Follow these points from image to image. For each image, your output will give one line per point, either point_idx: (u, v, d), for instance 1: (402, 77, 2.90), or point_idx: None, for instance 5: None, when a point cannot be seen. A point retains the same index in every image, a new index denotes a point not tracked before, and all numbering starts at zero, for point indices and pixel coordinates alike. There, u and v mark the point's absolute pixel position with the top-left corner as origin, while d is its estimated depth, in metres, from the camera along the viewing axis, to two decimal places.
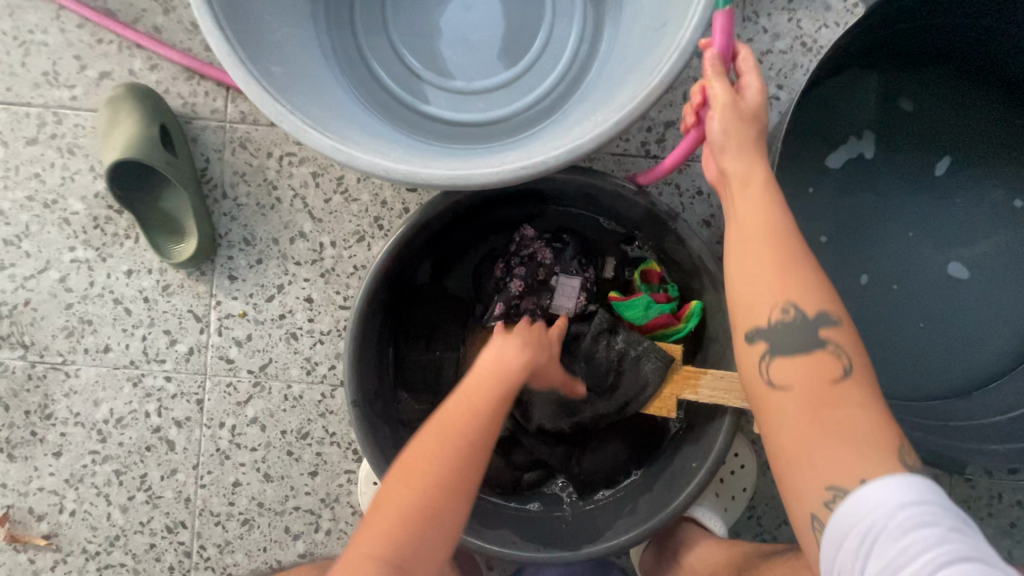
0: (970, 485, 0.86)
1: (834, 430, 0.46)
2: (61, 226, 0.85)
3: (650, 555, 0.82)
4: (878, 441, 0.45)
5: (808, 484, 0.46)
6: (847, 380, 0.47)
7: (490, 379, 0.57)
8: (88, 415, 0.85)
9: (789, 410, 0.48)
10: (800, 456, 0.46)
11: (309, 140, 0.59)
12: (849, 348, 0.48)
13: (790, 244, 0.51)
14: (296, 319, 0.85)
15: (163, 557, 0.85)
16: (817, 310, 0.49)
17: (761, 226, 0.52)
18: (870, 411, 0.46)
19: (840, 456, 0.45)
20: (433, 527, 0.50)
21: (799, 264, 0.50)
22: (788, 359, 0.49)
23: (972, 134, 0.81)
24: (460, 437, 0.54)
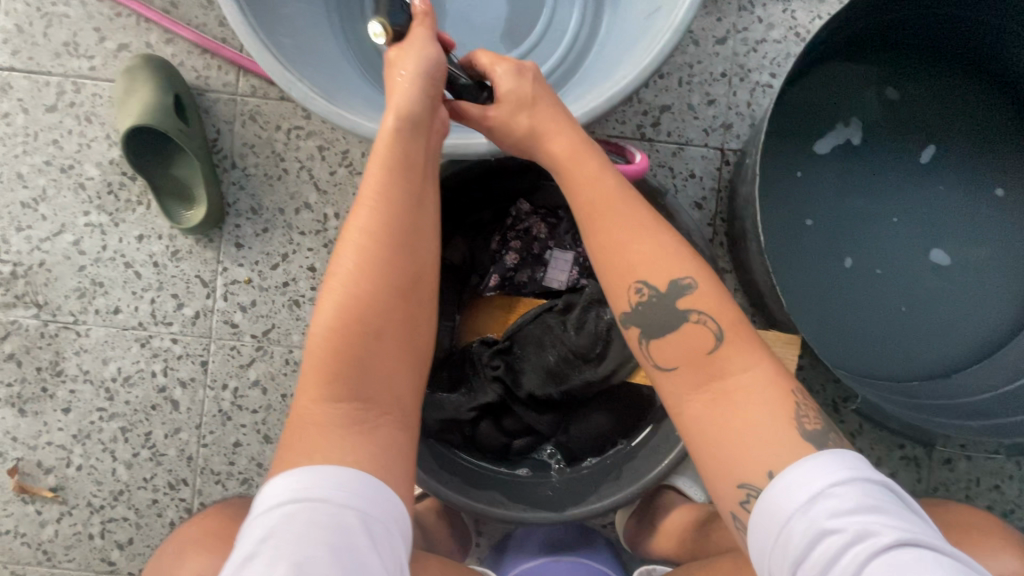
0: (947, 467, 0.89)
1: (728, 409, 0.49)
2: (76, 191, 0.88)
3: (632, 521, 0.86)
4: (766, 402, 0.49)
5: (724, 483, 0.49)
6: (720, 348, 0.51)
7: (370, 227, 0.54)
8: (97, 373, 0.88)
9: (682, 392, 0.52)
10: (705, 445, 0.50)
11: (316, 107, 0.62)
12: (713, 312, 0.52)
13: (634, 219, 0.56)
14: (299, 287, 0.88)
15: (164, 513, 0.88)
16: (669, 284, 0.53)
17: (601, 207, 0.57)
18: (753, 374, 0.50)
19: (750, 448, 0.48)
20: (371, 368, 0.52)
21: (646, 239, 0.55)
22: (662, 341, 0.53)
23: (960, 128, 0.85)
24: (374, 271, 0.53)
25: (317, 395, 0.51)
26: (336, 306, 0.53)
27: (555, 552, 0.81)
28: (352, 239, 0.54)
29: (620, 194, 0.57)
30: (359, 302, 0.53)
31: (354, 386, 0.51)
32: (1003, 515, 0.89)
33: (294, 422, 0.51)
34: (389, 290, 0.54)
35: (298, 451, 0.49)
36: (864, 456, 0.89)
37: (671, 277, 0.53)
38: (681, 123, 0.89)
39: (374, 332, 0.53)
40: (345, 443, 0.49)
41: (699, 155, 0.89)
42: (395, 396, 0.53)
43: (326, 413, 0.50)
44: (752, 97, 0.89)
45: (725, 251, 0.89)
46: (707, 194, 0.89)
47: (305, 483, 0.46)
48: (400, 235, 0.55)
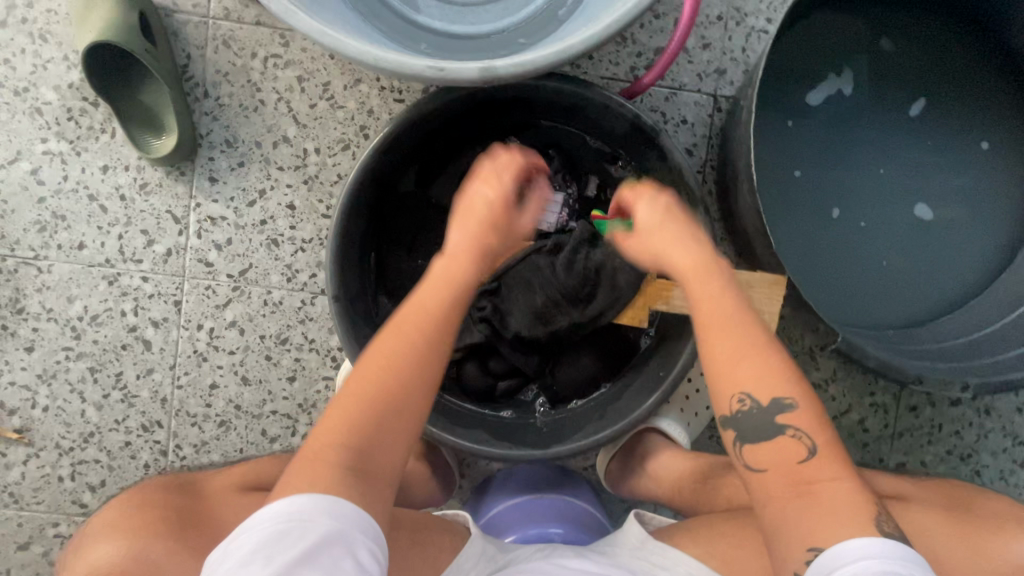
0: (911, 413, 0.94)
1: (809, 497, 0.50)
2: (32, 116, 0.82)
3: (616, 464, 0.85)
4: (847, 499, 0.50)
5: (789, 544, 0.49)
6: (811, 458, 0.52)
7: (427, 317, 0.59)
8: (61, 311, 0.84)
9: (769, 484, 0.52)
10: (778, 523, 0.51)
11: (296, 22, 0.58)
12: (811, 430, 0.52)
13: (753, 338, 0.56)
14: (277, 225, 0.84)
15: (138, 455, 0.85)
16: (772, 399, 0.53)
17: (719, 320, 0.57)
18: (841, 484, 0.51)
19: (815, 527, 0.49)
20: (384, 438, 0.53)
21: (756, 356, 0.55)
22: (756, 446, 0.53)
23: (952, 80, 0.85)
24: (417, 353, 0.57)
25: (332, 436, 0.52)
26: (371, 369, 0.55)
27: (536, 491, 0.82)
28: (409, 318, 0.59)
29: (756, 342, 0.55)
30: (394, 375, 0.55)
31: (362, 442, 0.53)
32: (960, 460, 0.94)
33: (307, 455, 0.52)
34: (417, 375, 0.56)
35: (307, 471, 0.50)
36: (836, 403, 0.93)
37: (776, 391, 0.53)
38: (676, 67, 0.87)
39: (396, 402, 0.54)
40: (333, 481, 0.50)
41: (692, 101, 0.88)
42: (392, 471, 0.54)
43: (335, 454, 0.51)
44: (747, 42, 0.87)
45: (713, 199, 0.89)
46: (698, 141, 0.88)
47: (287, 508, 0.48)
48: (447, 329, 0.59)
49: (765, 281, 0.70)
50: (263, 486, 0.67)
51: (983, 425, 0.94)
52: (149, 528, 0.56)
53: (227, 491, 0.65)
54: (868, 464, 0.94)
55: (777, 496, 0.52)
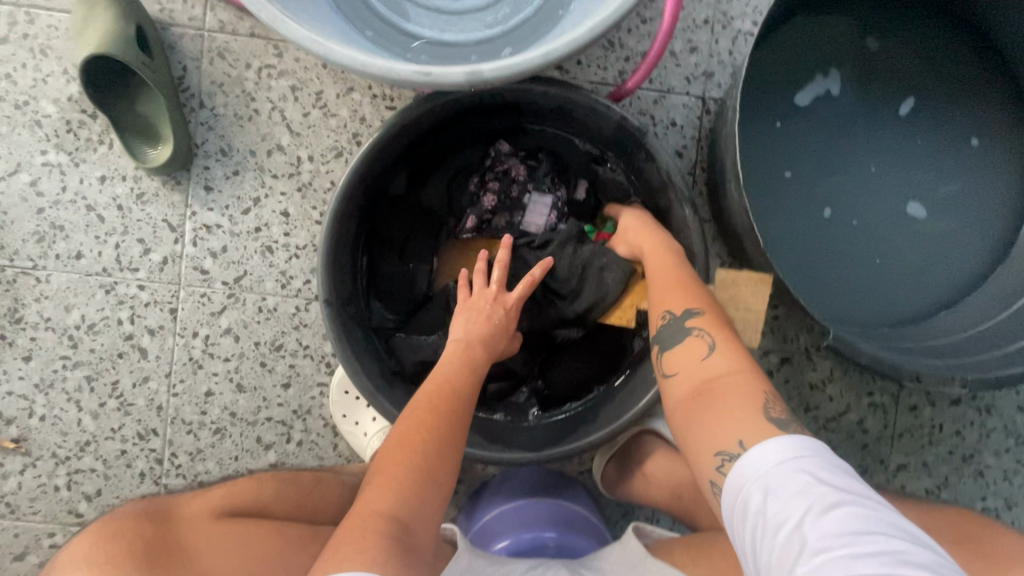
0: (911, 413, 0.93)
1: (713, 394, 0.51)
2: (32, 129, 0.84)
3: (613, 466, 0.85)
4: (741, 393, 0.50)
5: (701, 451, 0.49)
6: (714, 354, 0.54)
7: (449, 378, 0.65)
8: (59, 321, 0.85)
9: (681, 391, 0.54)
10: (687, 426, 0.51)
11: (285, 31, 0.59)
12: (717, 333, 0.55)
13: (679, 274, 0.62)
14: (271, 232, 0.85)
15: (134, 463, 0.85)
16: (684, 307, 0.58)
17: (669, 282, 0.62)
18: (739, 378, 0.51)
19: (719, 419, 0.49)
20: (418, 494, 0.54)
21: (676, 282, 0.61)
22: (672, 351, 0.57)
23: (940, 78, 0.85)
24: (443, 411, 0.61)
25: (375, 505, 0.52)
26: (400, 434, 0.59)
27: (531, 494, 0.81)
28: (433, 382, 0.65)
29: (682, 275, 0.62)
30: (425, 434, 0.59)
31: (402, 510, 0.52)
32: (962, 460, 0.93)
33: (344, 529, 0.51)
34: (445, 433, 0.59)
35: (347, 547, 0.49)
36: (834, 403, 0.92)
37: (688, 301, 0.58)
38: (663, 70, 0.88)
39: (425, 458, 0.57)
40: (380, 549, 0.48)
41: (680, 103, 0.89)
42: (429, 545, 0.53)
43: (369, 515, 0.51)
44: (734, 45, 0.88)
45: (704, 200, 0.89)
46: (687, 143, 0.89)
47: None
48: (465, 408, 0.63)
49: (755, 279, 0.70)
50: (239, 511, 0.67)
51: (985, 424, 0.93)
52: (119, 555, 0.54)
53: (204, 516, 0.64)
54: (868, 465, 0.93)
55: (684, 396, 0.54)
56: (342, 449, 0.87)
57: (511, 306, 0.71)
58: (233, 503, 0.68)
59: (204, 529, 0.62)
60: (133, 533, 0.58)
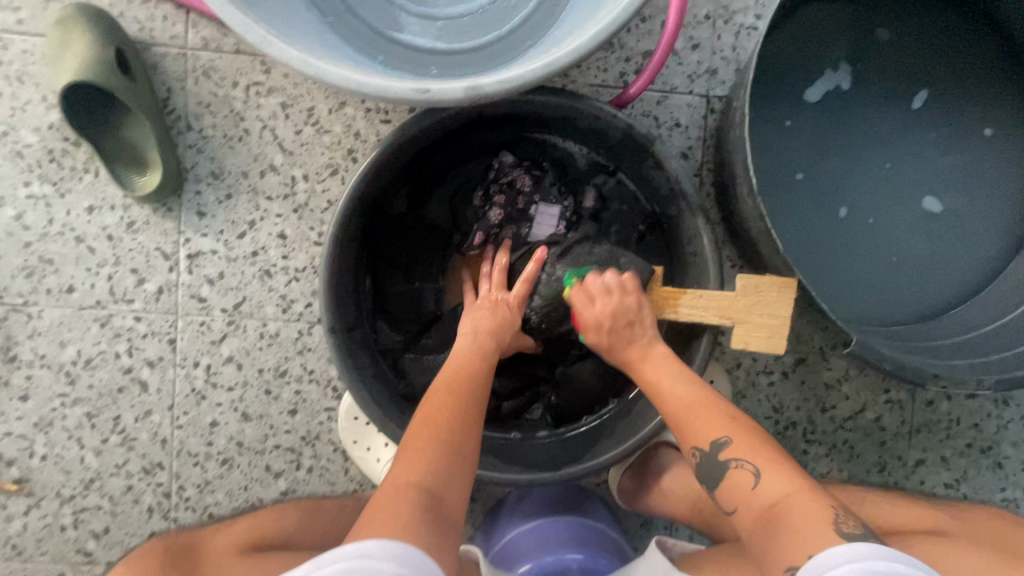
0: (929, 407, 0.92)
1: (778, 520, 0.51)
2: (13, 160, 0.80)
3: (629, 479, 0.83)
4: (806, 509, 0.50)
5: (776, 574, 0.49)
6: (761, 482, 0.53)
7: (467, 360, 0.65)
8: (55, 357, 0.82)
9: (747, 528, 0.54)
10: (760, 552, 0.51)
11: (275, 53, 0.56)
12: (754, 457, 0.55)
13: (706, 392, 0.61)
14: (269, 256, 0.82)
15: (141, 499, 0.83)
16: (710, 441, 0.57)
17: (695, 399, 0.61)
18: (797, 492, 0.51)
19: (793, 544, 0.48)
20: (448, 470, 0.54)
21: (700, 409, 0.60)
22: (720, 490, 0.56)
23: (949, 66, 0.83)
24: (465, 389, 0.61)
25: (406, 479, 0.52)
26: (427, 412, 0.59)
27: (551, 513, 0.80)
28: (453, 364, 0.65)
29: (699, 390, 0.61)
30: (449, 410, 0.59)
31: (433, 484, 0.53)
32: (981, 452, 0.92)
33: (376, 503, 0.51)
34: (469, 411, 0.59)
35: (379, 520, 0.48)
36: (851, 402, 0.91)
37: (716, 433, 0.57)
38: (665, 70, 0.86)
39: (452, 435, 0.57)
40: (416, 518, 0.49)
41: (684, 103, 0.86)
42: (460, 514, 0.54)
43: (402, 492, 0.51)
44: (737, 40, 0.86)
45: (712, 202, 0.87)
46: (693, 144, 0.86)
47: (363, 549, 0.44)
48: (483, 387, 0.63)
49: (776, 286, 0.67)
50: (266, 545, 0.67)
51: (1002, 416, 0.92)
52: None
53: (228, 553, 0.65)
54: (887, 462, 0.92)
55: (751, 532, 0.53)
56: (353, 473, 0.85)
57: (507, 312, 0.71)
58: (258, 538, 0.67)
59: (228, 566, 0.63)
60: (149, 575, 0.59)
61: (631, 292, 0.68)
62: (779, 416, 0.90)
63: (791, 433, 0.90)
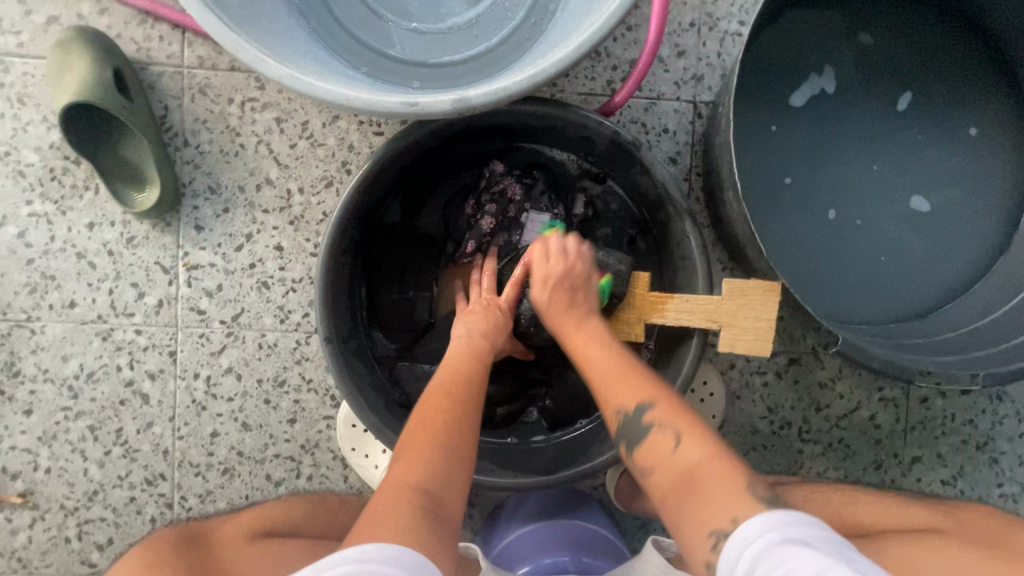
0: (924, 404, 0.92)
1: (687, 489, 0.52)
2: (15, 179, 0.82)
3: (626, 481, 0.84)
4: (716, 476, 0.51)
5: (693, 538, 0.50)
6: (682, 445, 0.54)
7: (462, 361, 0.65)
8: (58, 371, 0.83)
9: (661, 490, 0.55)
10: (676, 510, 0.52)
11: (266, 70, 0.58)
12: (673, 420, 0.56)
13: (623, 358, 0.62)
14: (266, 268, 0.84)
15: (144, 509, 0.85)
16: (636, 402, 0.57)
17: (607, 365, 0.61)
18: (706, 455, 0.53)
19: (714, 509, 0.49)
20: (446, 473, 0.55)
21: (618, 373, 0.60)
22: (637, 452, 0.57)
23: (932, 67, 0.84)
24: (462, 391, 0.62)
25: (406, 481, 0.53)
26: (423, 413, 0.59)
27: (547, 517, 0.80)
28: (450, 364, 0.65)
29: (618, 355, 0.62)
30: (446, 413, 0.59)
31: (432, 486, 0.53)
32: (977, 448, 0.92)
33: (377, 505, 0.52)
34: (467, 413, 0.60)
35: (378, 523, 0.49)
36: (845, 401, 0.91)
37: (641, 396, 0.58)
38: (652, 77, 0.87)
39: (450, 438, 0.57)
40: (412, 519, 0.49)
41: (671, 109, 0.87)
42: (458, 515, 0.54)
43: (402, 494, 0.52)
44: (722, 47, 0.87)
45: (702, 206, 0.88)
46: (681, 149, 0.88)
47: (361, 552, 0.45)
48: (479, 389, 0.64)
49: (764, 288, 0.68)
50: (272, 532, 0.69)
51: (997, 411, 0.92)
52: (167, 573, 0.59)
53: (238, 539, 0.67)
54: (883, 460, 0.92)
55: (664, 496, 0.54)
56: (352, 481, 0.86)
57: (500, 313, 0.72)
58: (264, 524, 0.70)
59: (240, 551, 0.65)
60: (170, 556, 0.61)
61: (580, 258, 0.69)
62: (774, 416, 0.91)
63: (786, 432, 0.91)
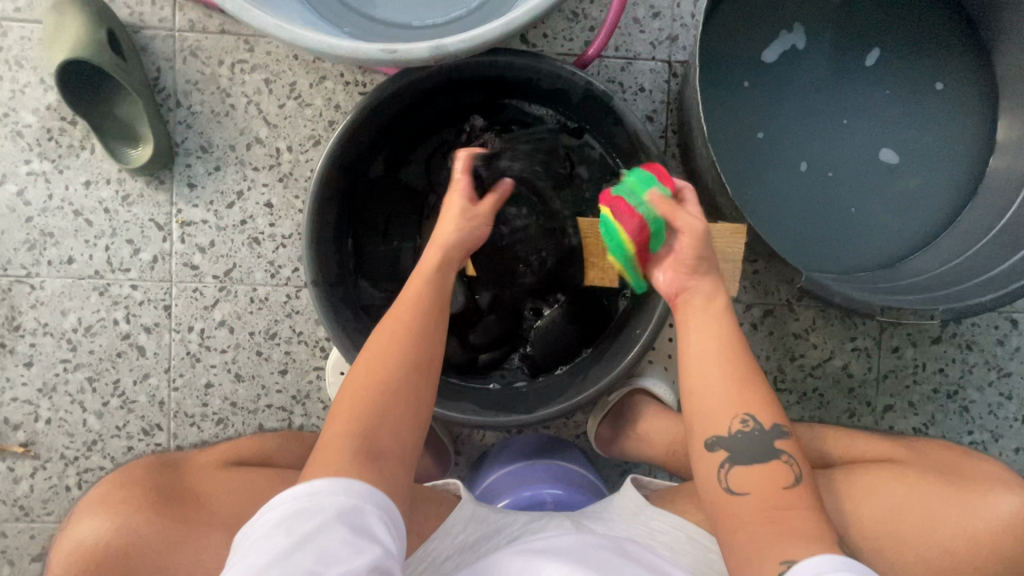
0: (896, 355, 0.95)
1: (781, 521, 0.53)
2: (14, 139, 0.85)
3: (607, 428, 0.86)
4: (810, 523, 0.53)
5: (766, 558, 0.51)
6: (795, 486, 0.55)
7: (411, 307, 0.62)
8: (56, 325, 0.86)
9: (745, 513, 0.55)
10: (753, 540, 0.53)
11: (252, 20, 0.61)
12: (800, 461, 0.57)
13: (748, 367, 0.59)
14: (257, 224, 0.87)
15: (141, 458, 0.88)
16: (769, 423, 0.57)
17: (730, 360, 0.59)
18: (811, 506, 0.55)
19: (804, 547, 0.51)
20: (382, 421, 0.56)
21: (750, 386, 0.58)
22: (745, 468, 0.56)
23: (898, 24, 0.87)
24: (409, 338, 0.60)
25: (342, 424, 0.55)
26: (369, 361, 0.59)
27: (530, 457, 0.84)
28: (398, 310, 0.62)
29: (746, 362, 0.59)
30: (385, 364, 0.58)
31: (369, 427, 0.55)
32: (947, 397, 0.95)
33: (323, 443, 0.54)
34: (408, 361, 0.59)
35: (318, 461, 0.52)
36: (819, 351, 0.95)
37: (771, 417, 0.57)
38: (628, 38, 0.90)
39: (390, 385, 0.57)
40: (346, 460, 0.52)
41: (647, 69, 0.90)
42: (403, 445, 0.56)
43: (340, 439, 0.54)
44: (695, 8, 0.90)
45: (678, 162, 0.91)
46: (657, 107, 0.91)
47: (307, 488, 0.49)
48: (428, 335, 0.61)
49: (730, 231, 0.71)
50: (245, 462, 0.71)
51: (967, 360, 0.95)
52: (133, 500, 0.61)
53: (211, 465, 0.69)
54: (856, 408, 0.95)
55: (747, 519, 0.54)
56: None
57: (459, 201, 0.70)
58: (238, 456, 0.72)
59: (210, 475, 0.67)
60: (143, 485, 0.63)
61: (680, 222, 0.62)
62: None
63: None
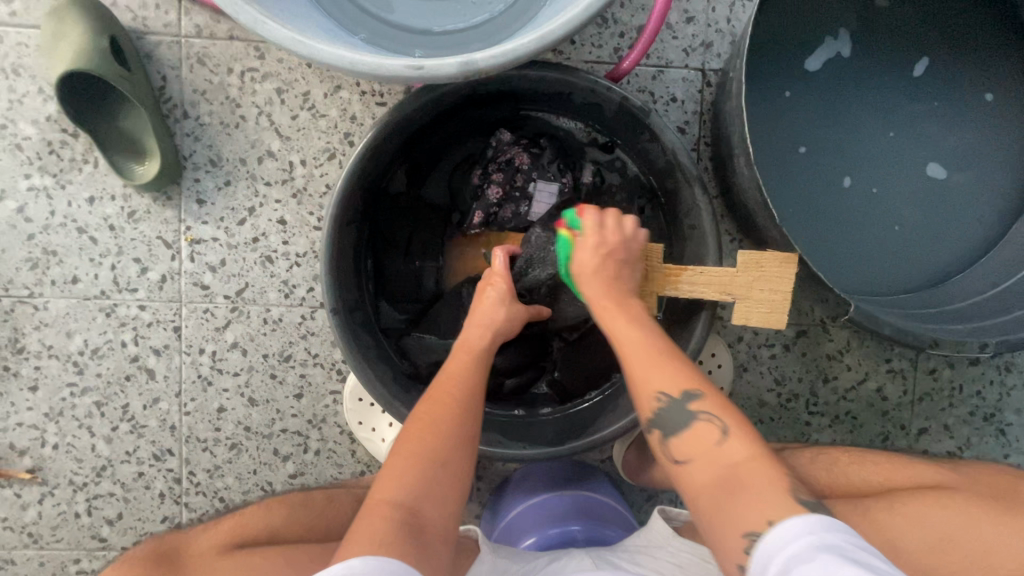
0: (932, 377, 0.92)
1: (731, 485, 0.50)
2: (13, 153, 0.81)
3: (633, 454, 0.84)
4: (756, 474, 0.49)
5: (728, 531, 0.48)
6: (727, 440, 0.52)
7: (462, 381, 0.62)
8: (62, 347, 0.83)
9: (697, 484, 0.52)
10: (714, 514, 0.49)
11: (266, 32, 0.55)
12: (722, 415, 0.53)
13: (666, 351, 0.58)
14: (270, 242, 0.83)
15: (152, 484, 0.85)
16: (681, 391, 0.55)
17: (647, 352, 0.58)
18: (752, 458, 0.51)
19: (759, 501, 0.47)
20: (428, 494, 0.53)
21: (664, 366, 0.57)
22: (678, 440, 0.54)
23: (949, 31, 0.82)
24: (458, 413, 0.59)
25: (385, 493, 0.52)
26: (423, 429, 0.57)
27: (557, 487, 0.81)
28: (449, 384, 0.62)
29: (658, 348, 0.58)
30: (437, 434, 0.57)
31: (414, 499, 0.52)
32: (983, 420, 0.92)
33: (365, 513, 0.52)
34: (457, 435, 0.57)
35: (364, 539, 0.48)
36: (853, 373, 0.91)
37: (684, 384, 0.55)
38: (660, 44, 0.85)
39: (440, 459, 0.55)
40: (389, 534, 0.48)
41: (680, 78, 0.85)
42: (441, 524, 0.52)
43: (385, 508, 0.51)
44: (731, 12, 0.85)
45: (711, 176, 0.87)
46: (690, 118, 0.86)
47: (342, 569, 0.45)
48: (477, 413, 0.60)
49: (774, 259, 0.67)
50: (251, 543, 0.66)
51: (1005, 382, 0.92)
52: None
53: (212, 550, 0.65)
54: (890, 431, 0.92)
55: (699, 488, 0.52)
56: (360, 455, 0.86)
57: (499, 284, 0.69)
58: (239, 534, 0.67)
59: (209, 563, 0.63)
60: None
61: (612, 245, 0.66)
62: (781, 388, 0.90)
63: (794, 405, 0.91)
